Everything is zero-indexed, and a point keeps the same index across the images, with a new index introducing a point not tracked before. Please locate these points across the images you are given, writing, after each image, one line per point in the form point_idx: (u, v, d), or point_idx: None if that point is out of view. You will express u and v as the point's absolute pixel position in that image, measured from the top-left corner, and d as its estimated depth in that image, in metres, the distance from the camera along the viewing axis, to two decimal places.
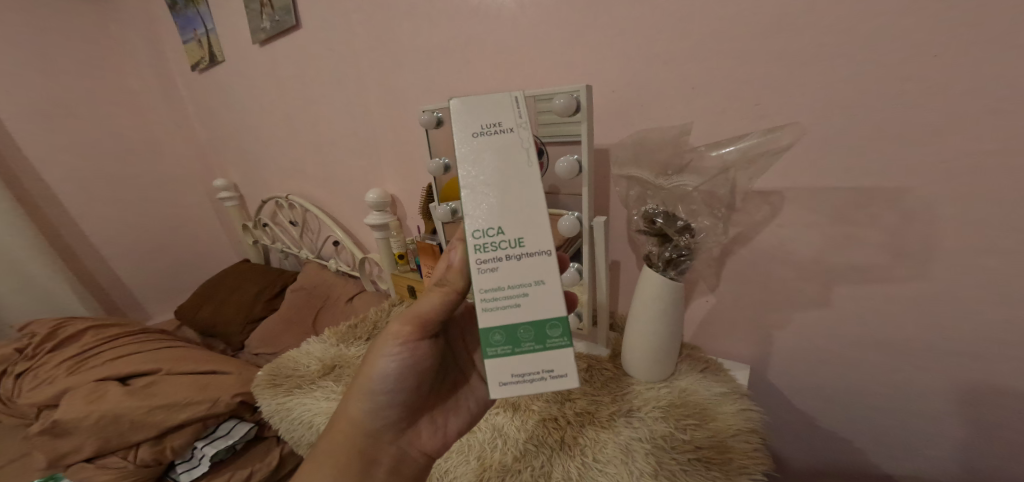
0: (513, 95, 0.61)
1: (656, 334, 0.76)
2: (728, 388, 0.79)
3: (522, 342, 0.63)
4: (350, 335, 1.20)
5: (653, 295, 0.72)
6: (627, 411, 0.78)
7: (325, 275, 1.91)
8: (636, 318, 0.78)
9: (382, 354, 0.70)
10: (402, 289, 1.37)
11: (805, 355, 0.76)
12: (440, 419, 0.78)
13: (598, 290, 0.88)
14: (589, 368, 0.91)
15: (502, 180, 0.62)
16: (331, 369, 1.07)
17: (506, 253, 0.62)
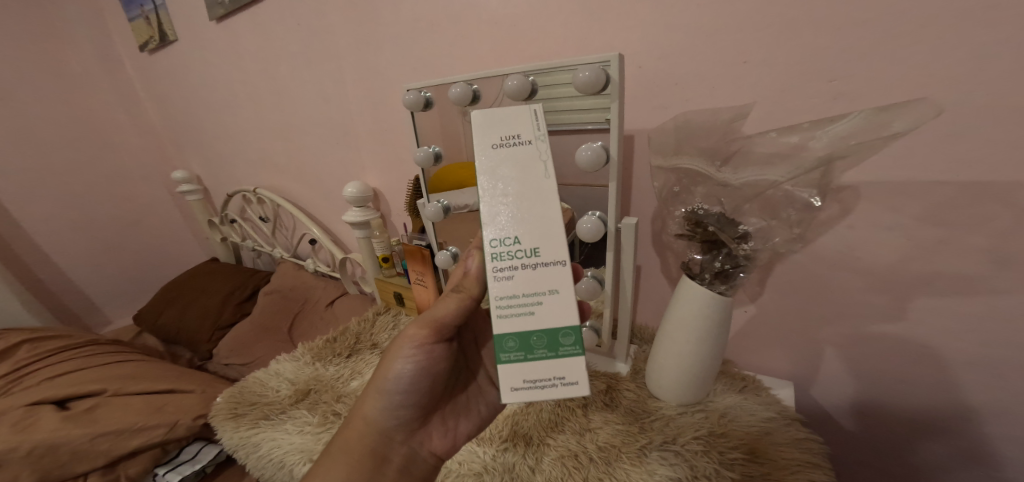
0: (534, 107, 0.51)
1: (696, 354, 0.64)
2: (775, 412, 0.69)
3: (534, 349, 0.50)
4: (329, 351, 1.01)
5: (696, 312, 0.59)
6: (659, 443, 0.65)
7: (302, 277, 1.71)
8: (670, 334, 0.65)
9: (398, 354, 0.62)
10: (388, 295, 1.20)
11: (856, 372, 0.67)
12: (453, 420, 0.69)
13: (620, 300, 0.74)
14: (609, 390, 0.79)
15: (523, 191, 0.50)
16: (305, 395, 0.88)
17: (524, 261, 0.50)
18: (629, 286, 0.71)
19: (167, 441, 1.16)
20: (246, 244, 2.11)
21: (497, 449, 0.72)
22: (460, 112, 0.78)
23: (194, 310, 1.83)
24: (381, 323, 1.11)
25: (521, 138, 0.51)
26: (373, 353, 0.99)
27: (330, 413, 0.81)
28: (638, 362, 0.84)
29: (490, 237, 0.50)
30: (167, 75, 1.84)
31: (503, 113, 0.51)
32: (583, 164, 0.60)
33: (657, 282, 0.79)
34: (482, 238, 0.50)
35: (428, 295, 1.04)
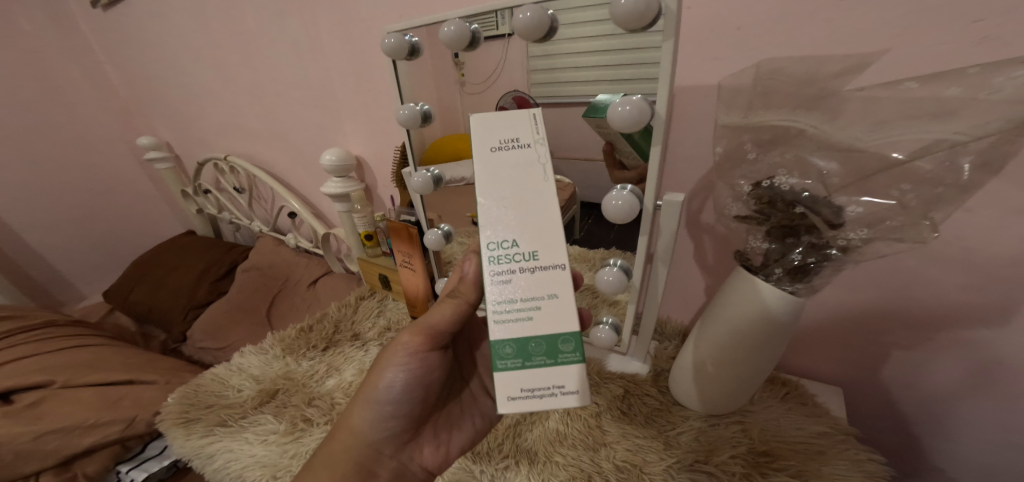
0: (537, 111, 0.40)
1: (749, 348, 0.45)
2: (830, 427, 0.50)
3: (532, 357, 0.37)
4: (302, 343, 0.73)
5: (753, 306, 0.43)
6: (689, 464, 0.47)
7: (283, 253, 1.40)
8: (723, 321, 0.46)
9: (389, 357, 0.49)
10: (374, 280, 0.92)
11: (932, 385, 0.53)
12: (449, 431, 0.55)
13: (649, 297, 0.57)
14: (626, 396, 0.56)
15: (523, 200, 0.38)
16: (271, 399, 0.63)
17: (523, 264, 0.38)
18: (662, 281, 0.55)
19: (127, 437, 0.96)
20: (222, 217, 1.79)
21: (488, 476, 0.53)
22: (459, 82, 0.65)
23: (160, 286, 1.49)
24: (364, 310, 0.81)
25: (522, 137, 0.39)
26: (356, 348, 0.71)
27: (302, 420, 0.57)
28: (662, 365, 0.59)
29: (488, 242, 0.38)
30: (92, 16, 1.51)
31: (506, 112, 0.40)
32: (616, 123, 0.43)
33: (691, 270, 0.62)
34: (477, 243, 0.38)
35: (417, 284, 0.73)
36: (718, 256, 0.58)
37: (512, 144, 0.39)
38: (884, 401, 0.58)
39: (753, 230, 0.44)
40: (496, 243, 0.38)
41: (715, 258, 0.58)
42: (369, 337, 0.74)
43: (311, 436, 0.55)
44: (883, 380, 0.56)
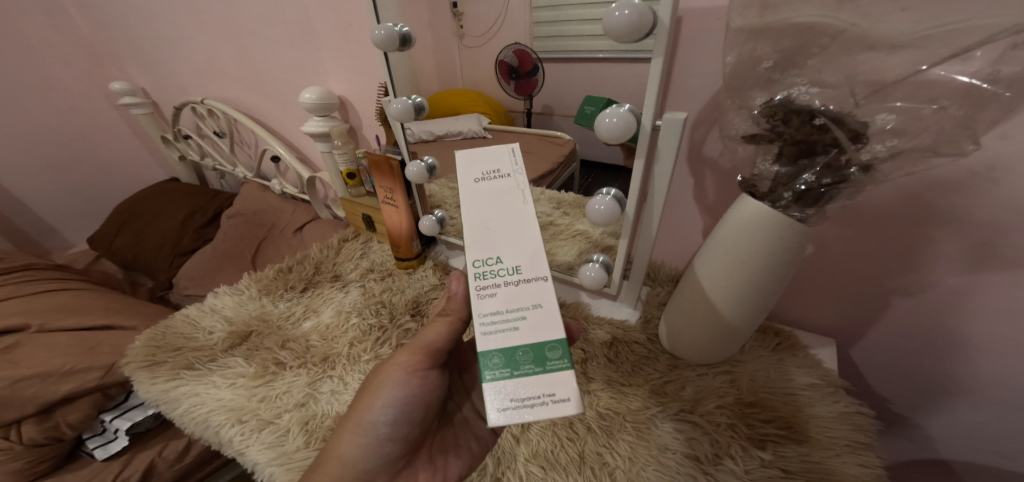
0: (515, 145, 0.37)
1: (743, 280, 0.39)
2: (819, 379, 0.42)
3: (519, 365, 0.31)
4: (280, 284, 0.60)
5: (757, 231, 0.36)
6: (674, 413, 0.40)
7: (266, 200, 1.19)
8: (720, 250, 0.40)
9: (382, 380, 0.37)
10: (358, 220, 0.76)
11: (943, 342, 0.46)
12: (446, 455, 0.41)
13: (642, 233, 0.51)
14: (614, 343, 0.49)
15: (505, 227, 0.33)
16: (244, 341, 0.50)
17: (507, 279, 0.33)
18: (658, 213, 0.48)
19: (109, 386, 0.79)
20: (207, 164, 1.60)
21: None
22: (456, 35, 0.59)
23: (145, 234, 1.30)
24: (348, 251, 0.69)
25: (501, 167, 0.35)
26: (335, 289, 0.60)
27: (274, 364, 0.46)
28: (651, 311, 0.54)
29: (474, 265, 0.33)
30: None
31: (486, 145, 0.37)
32: (613, 34, 0.36)
33: (690, 211, 0.57)
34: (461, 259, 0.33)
35: (400, 223, 0.63)
36: (720, 194, 0.52)
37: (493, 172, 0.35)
38: (885, 355, 0.52)
39: (764, 150, 0.39)
40: (478, 267, 0.33)
41: (716, 196, 0.53)
42: (352, 279, 0.62)
43: (283, 380, 0.44)
44: (886, 328, 0.49)
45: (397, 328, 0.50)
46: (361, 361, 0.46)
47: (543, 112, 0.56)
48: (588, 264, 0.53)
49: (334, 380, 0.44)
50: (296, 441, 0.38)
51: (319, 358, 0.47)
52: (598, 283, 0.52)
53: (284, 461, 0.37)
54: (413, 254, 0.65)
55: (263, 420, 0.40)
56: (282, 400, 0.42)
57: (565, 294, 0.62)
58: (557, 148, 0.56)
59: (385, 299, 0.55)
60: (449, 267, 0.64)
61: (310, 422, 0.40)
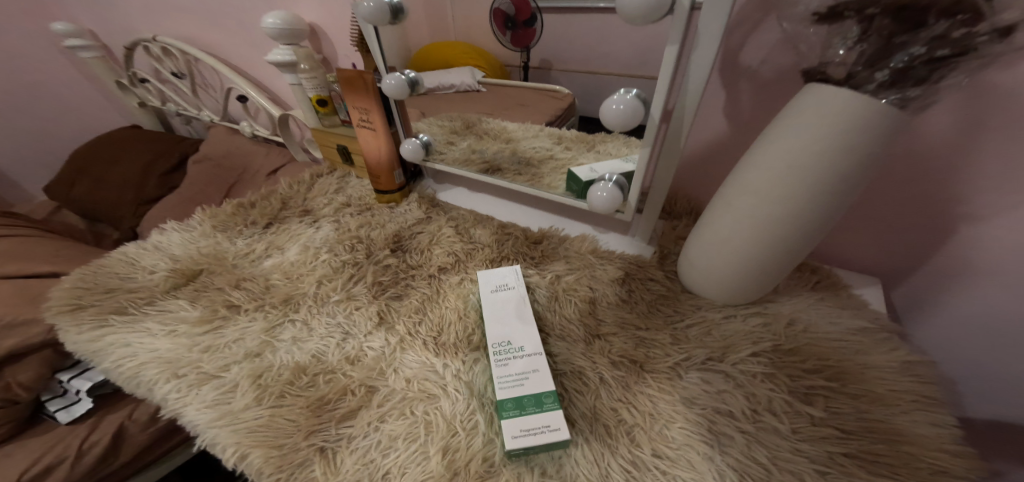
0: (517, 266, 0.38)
1: (802, 191, 0.27)
2: (868, 321, 0.35)
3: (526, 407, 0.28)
4: (238, 221, 0.51)
5: (842, 121, 0.24)
6: (700, 362, 0.33)
7: (234, 142, 1.04)
8: (773, 156, 0.28)
9: None
10: (335, 154, 0.67)
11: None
12: None
13: (665, 151, 0.39)
14: (626, 279, 0.41)
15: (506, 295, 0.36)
16: (190, 282, 0.41)
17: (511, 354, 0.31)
18: (690, 121, 0.36)
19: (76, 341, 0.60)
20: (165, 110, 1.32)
21: (445, 364, 0.33)
22: None
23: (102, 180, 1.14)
24: (322, 185, 0.60)
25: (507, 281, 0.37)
26: (305, 225, 0.51)
27: (222, 306, 0.38)
28: (667, 245, 0.45)
29: (493, 345, 0.32)
30: None
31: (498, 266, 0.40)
32: None
33: (717, 131, 0.45)
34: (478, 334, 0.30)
35: (377, 148, 0.54)
36: (756, 104, 0.40)
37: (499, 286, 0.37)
38: (929, 303, 0.39)
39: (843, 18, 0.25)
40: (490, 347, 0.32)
41: (754, 109, 0.41)
42: (324, 214, 0.53)
43: (234, 325, 0.36)
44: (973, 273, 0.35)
45: (373, 265, 0.43)
46: (329, 303, 0.39)
47: (542, 65, 0.48)
48: (600, 182, 0.42)
49: (295, 326, 0.36)
50: (244, 397, 0.31)
51: (279, 299, 0.38)
52: (611, 206, 0.41)
53: (230, 421, 0.30)
54: (396, 186, 0.57)
55: (204, 373, 0.32)
56: (229, 349, 0.34)
57: (565, 226, 0.50)
58: (555, 103, 0.50)
59: (362, 234, 0.48)
60: (436, 200, 0.56)
61: (263, 376, 0.32)
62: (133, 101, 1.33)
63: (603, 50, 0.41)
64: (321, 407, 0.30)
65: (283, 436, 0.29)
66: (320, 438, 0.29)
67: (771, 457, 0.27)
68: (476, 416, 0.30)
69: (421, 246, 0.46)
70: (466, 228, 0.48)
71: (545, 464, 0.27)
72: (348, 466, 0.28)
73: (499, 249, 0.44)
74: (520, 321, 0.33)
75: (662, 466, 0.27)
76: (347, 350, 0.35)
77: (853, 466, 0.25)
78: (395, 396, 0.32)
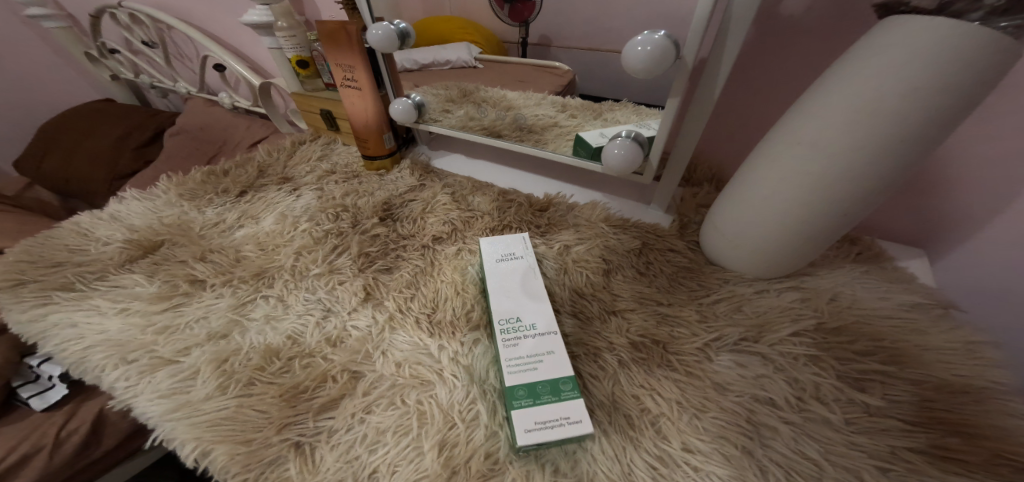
0: (524, 236, 0.34)
1: (872, 142, 0.22)
2: (920, 296, 0.30)
3: (538, 396, 0.23)
4: (207, 189, 0.45)
5: (949, 41, 0.18)
6: (733, 343, 0.28)
7: (213, 114, 0.93)
8: (839, 97, 0.23)
9: None
10: (319, 121, 0.61)
11: None
12: None
13: (693, 110, 0.34)
14: (643, 251, 0.36)
15: (513, 268, 0.31)
16: (149, 254, 0.36)
17: (519, 333, 0.26)
18: (725, 73, 0.31)
19: None
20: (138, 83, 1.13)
21: (440, 346, 0.29)
22: None
23: (66, 152, 1.01)
24: (304, 152, 0.54)
25: (515, 249, 0.32)
26: (283, 193, 0.45)
27: (184, 281, 0.33)
28: (686, 214, 0.40)
29: (499, 322, 0.27)
30: None
31: (503, 234, 0.35)
32: None
33: (746, 95, 0.39)
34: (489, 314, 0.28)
35: (364, 109, 0.48)
36: (796, 64, 0.35)
37: (505, 254, 0.32)
38: (975, 287, 0.34)
39: None
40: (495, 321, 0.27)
41: (792, 68, 0.35)
42: (305, 182, 0.48)
43: (197, 303, 0.31)
44: None
45: (359, 235, 0.38)
46: (308, 277, 0.34)
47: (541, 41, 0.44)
48: (612, 140, 0.37)
49: (268, 303, 0.32)
50: (205, 386, 0.26)
51: (250, 272, 0.33)
52: (627, 167, 0.36)
53: (188, 412, 0.25)
54: (386, 151, 0.52)
55: (158, 357, 0.27)
56: (189, 331, 0.29)
57: (573, 193, 0.45)
58: (555, 80, 0.46)
59: (347, 202, 0.43)
60: (430, 167, 0.51)
61: (228, 361, 0.27)
62: (104, 73, 1.11)
63: (605, 26, 0.37)
64: (296, 396, 0.26)
65: (251, 430, 0.24)
66: (295, 432, 0.24)
67: (823, 452, 0.23)
68: (476, 406, 0.25)
69: (413, 215, 0.41)
70: (464, 195, 0.43)
71: (556, 460, 0.23)
72: (328, 464, 0.24)
73: (500, 218, 0.39)
74: (528, 296, 0.29)
75: (692, 462, 0.23)
76: (327, 331, 0.30)
77: (921, 463, 0.21)
78: (385, 382, 0.27)
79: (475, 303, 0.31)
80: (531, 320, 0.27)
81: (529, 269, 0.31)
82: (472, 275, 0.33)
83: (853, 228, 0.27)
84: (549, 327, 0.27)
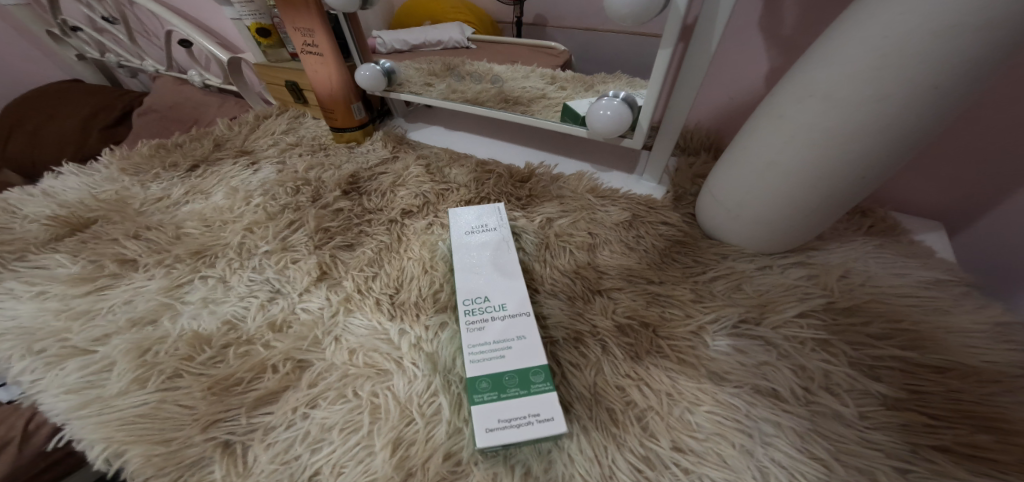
0: (499, 206, 0.30)
1: (898, 90, 0.18)
2: (941, 272, 0.27)
3: (505, 390, 0.20)
4: (154, 163, 0.41)
5: None
6: (732, 325, 0.25)
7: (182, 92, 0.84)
8: (861, 39, 0.18)
9: None
10: (287, 93, 0.55)
11: None
12: None
13: (685, 73, 0.30)
14: (636, 224, 0.32)
15: (485, 243, 0.27)
16: (79, 232, 0.32)
17: (486, 316, 0.23)
18: (722, 25, 0.26)
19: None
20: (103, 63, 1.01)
21: (402, 331, 0.26)
22: None
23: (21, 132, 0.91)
24: (269, 125, 0.50)
25: (488, 221, 0.28)
26: (239, 167, 0.41)
27: (112, 261, 0.29)
28: (682, 185, 0.36)
29: (463, 302, 0.23)
30: None
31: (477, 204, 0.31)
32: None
33: (749, 52, 0.36)
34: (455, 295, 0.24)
35: (329, 76, 0.43)
36: (802, 16, 0.32)
37: (476, 226, 0.28)
38: (996, 253, 0.31)
39: None
40: (461, 302, 0.23)
41: (797, 19, 0.32)
42: (266, 156, 0.43)
43: (125, 285, 0.27)
44: None
45: (319, 209, 0.34)
46: (257, 255, 0.30)
47: (535, 20, 0.42)
48: (602, 99, 0.33)
49: (207, 285, 0.28)
50: (121, 379, 0.22)
51: (189, 250, 0.29)
52: (616, 130, 0.32)
53: (99, 410, 0.21)
54: (355, 122, 0.47)
55: (71, 347, 0.24)
56: (109, 316, 0.25)
57: (560, 165, 0.40)
58: (550, 61, 0.43)
59: (310, 175, 0.39)
60: (405, 139, 0.46)
61: (151, 351, 0.23)
62: (71, 54, 0.97)
63: None
64: (228, 390, 0.22)
65: (172, 429, 0.21)
66: (223, 430, 0.21)
67: (832, 450, 0.19)
68: (438, 399, 0.22)
69: (382, 188, 0.37)
70: (440, 167, 0.39)
71: (527, 461, 0.20)
72: (262, 465, 0.20)
73: (477, 190, 0.35)
74: (499, 272, 0.25)
75: (683, 463, 0.20)
76: (272, 314, 0.26)
77: (947, 465, 0.18)
78: (335, 372, 0.23)
79: (443, 282, 0.27)
80: (501, 301, 0.23)
81: (503, 241, 0.27)
82: (442, 250, 0.29)
83: (868, 195, 0.23)
84: (522, 309, 0.23)
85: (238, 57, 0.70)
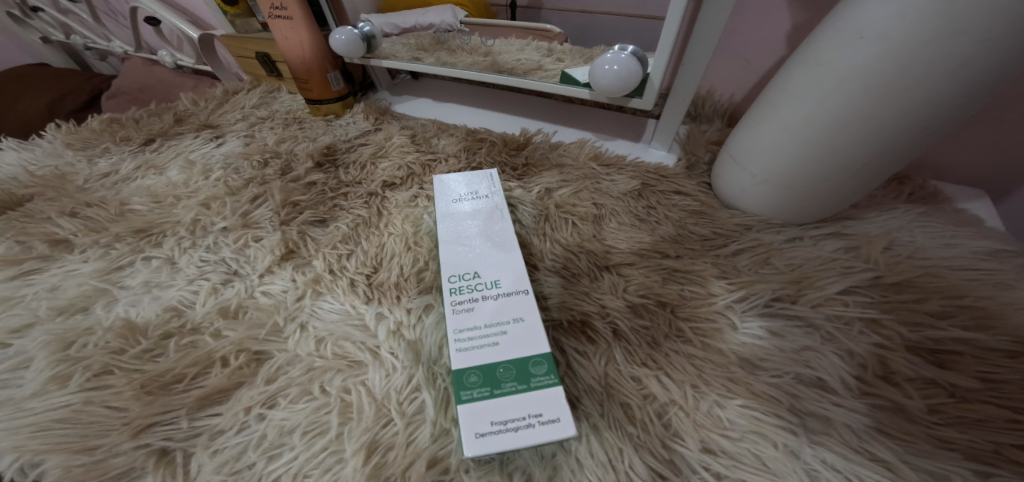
0: (492, 172, 0.26)
1: (981, 20, 0.14)
2: (996, 241, 0.23)
3: (501, 384, 0.16)
4: (104, 138, 0.37)
5: None
6: (763, 305, 0.21)
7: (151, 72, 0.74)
8: None
9: None
10: (258, 66, 0.50)
11: None
12: None
13: (699, 28, 0.26)
14: (649, 193, 0.28)
15: (477, 213, 0.23)
16: (10, 211, 0.28)
17: (477, 296, 0.19)
18: None
19: None
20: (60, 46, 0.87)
21: (379, 315, 0.22)
22: None
23: None
24: (239, 99, 0.45)
25: (480, 188, 0.25)
26: (200, 141, 0.37)
27: (41, 241, 0.25)
28: (695, 153, 0.32)
29: (448, 279, 0.20)
30: None
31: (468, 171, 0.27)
32: None
33: (769, 11, 0.32)
34: (439, 273, 0.20)
35: (298, 41, 0.38)
36: None
37: (466, 195, 0.24)
38: None
39: None
40: (447, 279, 0.20)
41: None
42: (232, 129, 0.39)
43: (56, 269, 0.24)
44: None
45: (287, 182, 0.30)
46: (212, 233, 0.26)
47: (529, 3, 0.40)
48: (607, 54, 0.29)
49: (150, 267, 0.24)
50: (37, 377, 0.18)
51: (131, 229, 0.26)
52: (624, 87, 0.28)
53: (7, 414, 0.17)
54: (333, 94, 0.43)
55: None
56: (31, 303, 0.22)
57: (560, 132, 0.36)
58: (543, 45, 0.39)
59: (280, 147, 0.35)
60: (388, 111, 0.42)
61: (77, 343, 0.20)
62: (34, 36, 0.83)
63: None
64: (166, 388, 0.19)
65: (96, 435, 0.17)
66: (158, 435, 0.17)
67: (898, 451, 0.16)
68: (421, 394, 0.19)
69: (362, 159, 0.33)
70: (426, 137, 0.35)
71: (527, 467, 0.17)
72: (205, 477, 0.16)
73: (468, 160, 0.31)
74: (491, 245, 0.21)
75: (715, 467, 0.16)
76: (225, 298, 0.22)
77: None
78: (298, 366, 0.20)
79: (429, 258, 0.23)
80: (494, 277, 0.20)
81: (496, 209, 0.23)
82: (427, 222, 0.25)
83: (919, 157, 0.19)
84: (520, 288, 0.19)
85: (207, 33, 0.62)
